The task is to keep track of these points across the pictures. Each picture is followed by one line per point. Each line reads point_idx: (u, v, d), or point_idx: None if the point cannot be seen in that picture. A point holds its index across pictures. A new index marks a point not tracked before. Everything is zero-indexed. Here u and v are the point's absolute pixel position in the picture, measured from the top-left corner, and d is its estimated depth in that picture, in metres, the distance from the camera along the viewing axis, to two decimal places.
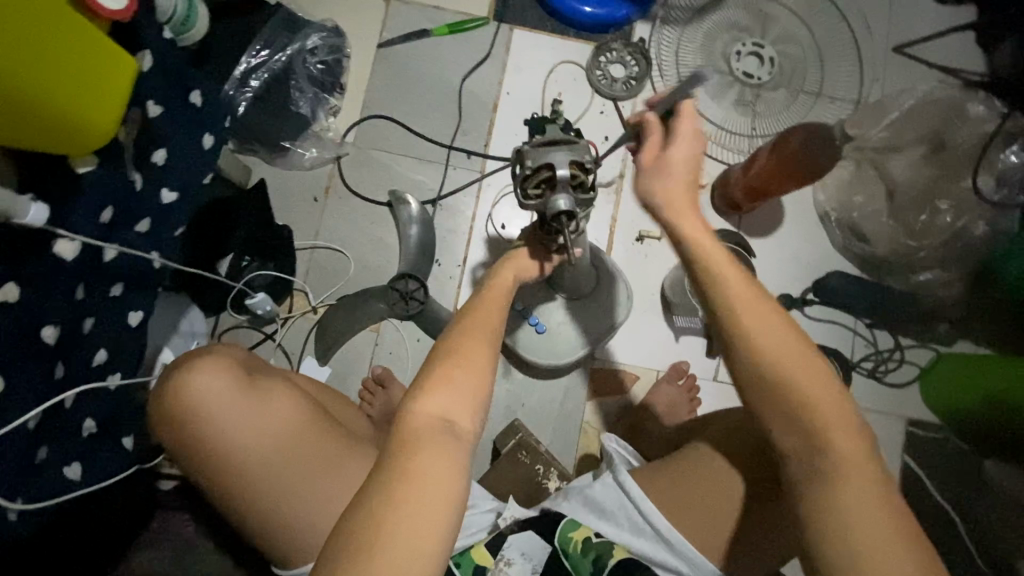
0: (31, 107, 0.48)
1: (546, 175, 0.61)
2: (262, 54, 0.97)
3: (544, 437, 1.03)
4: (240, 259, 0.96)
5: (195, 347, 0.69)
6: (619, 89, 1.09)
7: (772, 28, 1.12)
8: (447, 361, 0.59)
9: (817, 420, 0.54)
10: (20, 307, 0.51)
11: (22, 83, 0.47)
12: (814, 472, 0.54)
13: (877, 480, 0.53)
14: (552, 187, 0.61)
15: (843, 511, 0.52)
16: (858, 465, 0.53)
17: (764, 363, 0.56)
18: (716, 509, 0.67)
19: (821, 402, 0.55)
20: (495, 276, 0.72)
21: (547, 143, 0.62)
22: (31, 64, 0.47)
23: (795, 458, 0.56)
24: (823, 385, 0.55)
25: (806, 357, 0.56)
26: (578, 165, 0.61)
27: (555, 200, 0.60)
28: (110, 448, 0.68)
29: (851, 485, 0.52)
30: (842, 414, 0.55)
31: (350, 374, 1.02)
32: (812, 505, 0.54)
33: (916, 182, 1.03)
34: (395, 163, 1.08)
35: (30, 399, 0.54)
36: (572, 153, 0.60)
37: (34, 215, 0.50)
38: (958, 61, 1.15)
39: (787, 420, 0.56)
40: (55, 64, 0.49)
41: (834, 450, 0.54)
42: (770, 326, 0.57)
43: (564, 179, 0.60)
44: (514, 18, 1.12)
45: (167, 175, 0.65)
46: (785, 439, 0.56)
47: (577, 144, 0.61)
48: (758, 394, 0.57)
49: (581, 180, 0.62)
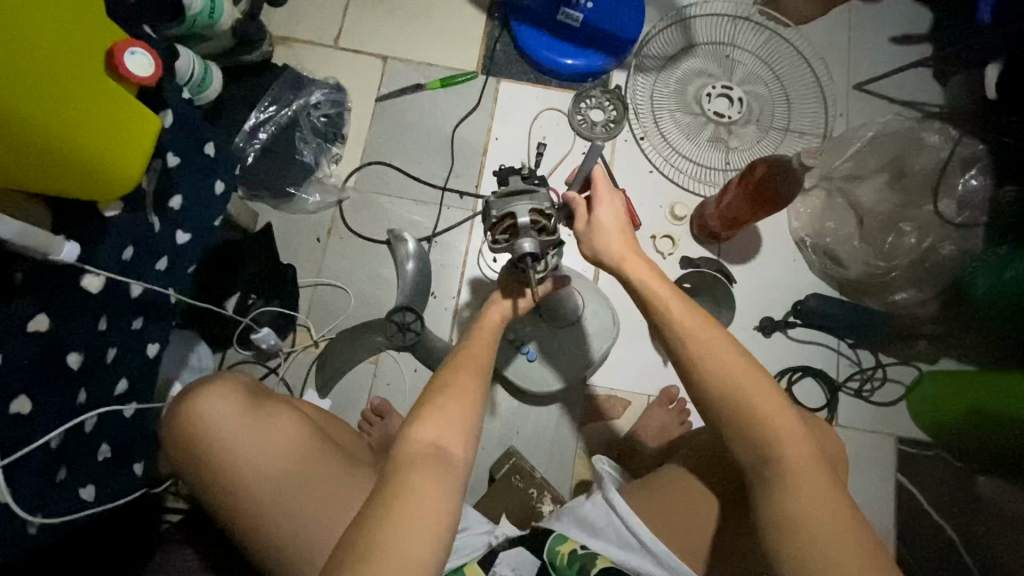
0: (72, 167, 0.55)
1: (509, 223, 0.68)
2: (269, 110, 1.10)
3: (539, 463, 1.05)
4: (246, 297, 1.02)
5: (207, 375, 0.74)
6: (598, 132, 1.18)
7: (738, 72, 1.21)
8: (441, 393, 0.64)
9: (770, 436, 0.59)
10: (50, 336, 0.57)
11: (64, 148, 0.54)
12: (772, 481, 0.58)
13: (832, 492, 0.56)
14: (516, 234, 0.68)
15: (795, 515, 0.55)
16: (812, 475, 0.57)
17: (715, 387, 0.61)
18: (696, 533, 0.69)
19: (772, 423, 0.59)
20: (483, 317, 0.77)
21: (510, 194, 0.69)
22: (74, 130, 0.54)
23: (754, 471, 0.60)
24: (773, 403, 0.60)
25: (760, 379, 0.61)
26: (539, 213, 0.68)
27: (519, 244, 0.67)
28: (122, 471, 0.73)
29: (805, 493, 0.56)
30: (794, 432, 0.59)
31: (350, 406, 1.06)
32: (769, 511, 0.57)
33: (882, 207, 1.09)
34: (392, 205, 1.16)
35: (52, 421, 0.59)
36: (532, 202, 0.67)
37: (67, 252, 0.56)
38: (918, 95, 1.22)
39: (741, 437, 0.60)
40: (94, 127, 0.56)
41: (784, 461, 0.58)
42: (719, 354, 0.62)
43: (526, 225, 0.67)
44: (501, 71, 1.22)
45: (180, 218, 0.73)
46: (743, 454, 0.61)
47: (536, 193, 0.69)
48: (721, 415, 0.61)
49: (543, 225, 0.68)
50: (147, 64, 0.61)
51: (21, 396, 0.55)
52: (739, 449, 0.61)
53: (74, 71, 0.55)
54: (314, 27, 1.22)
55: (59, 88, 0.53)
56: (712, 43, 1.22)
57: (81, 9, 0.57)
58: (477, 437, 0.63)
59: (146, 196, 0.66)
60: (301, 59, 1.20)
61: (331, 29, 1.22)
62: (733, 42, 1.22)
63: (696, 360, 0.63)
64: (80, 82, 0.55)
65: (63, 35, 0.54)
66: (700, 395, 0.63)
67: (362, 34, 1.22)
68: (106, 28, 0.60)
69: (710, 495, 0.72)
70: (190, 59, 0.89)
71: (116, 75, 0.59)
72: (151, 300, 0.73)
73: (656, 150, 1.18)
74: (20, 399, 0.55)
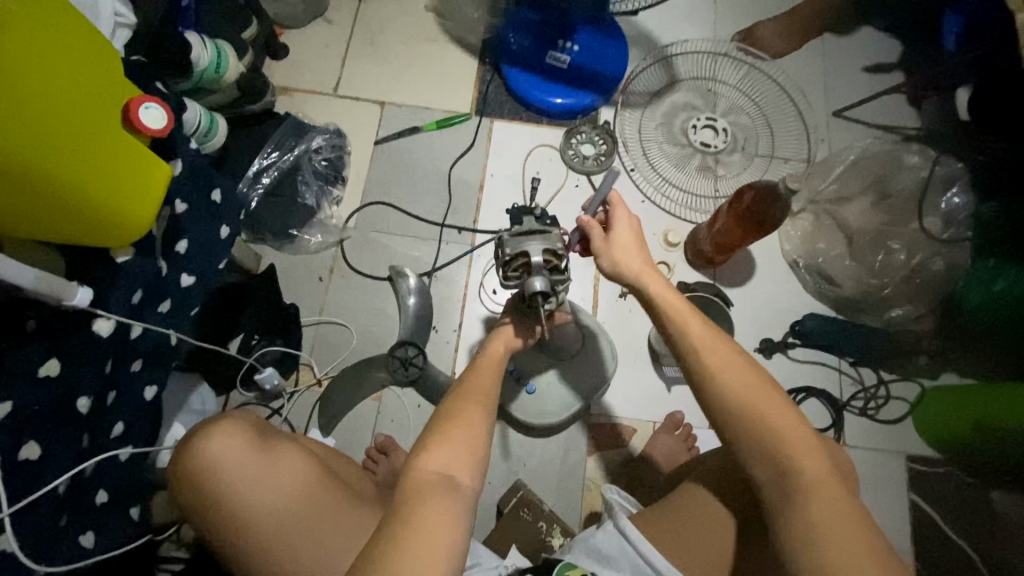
0: (94, 218, 0.58)
1: (522, 261, 0.70)
2: (272, 156, 1.14)
3: (548, 497, 1.04)
4: (249, 339, 1.03)
5: (212, 414, 0.74)
6: (590, 165, 1.22)
7: (721, 103, 1.26)
8: (448, 423, 0.65)
9: (777, 449, 0.59)
10: (60, 380, 0.58)
11: (89, 199, 0.57)
12: (789, 495, 0.58)
13: (850, 507, 0.56)
14: (529, 272, 0.70)
15: (811, 525, 0.55)
16: (827, 486, 0.57)
17: (728, 400, 0.62)
18: (718, 556, 0.68)
19: (782, 435, 0.60)
20: (486, 350, 0.78)
21: (524, 233, 0.72)
22: (97, 182, 0.57)
23: (768, 484, 0.60)
24: (787, 418, 0.61)
25: (771, 394, 0.62)
26: (551, 252, 0.71)
27: (531, 281, 0.69)
28: (121, 518, 0.72)
29: (821, 506, 0.56)
30: (808, 444, 0.59)
31: (355, 443, 1.06)
32: (785, 522, 0.57)
33: (870, 226, 1.13)
34: (393, 243, 1.18)
35: (60, 465, 0.59)
36: (546, 242, 0.70)
37: (80, 298, 0.58)
38: (894, 119, 1.27)
39: (753, 451, 0.61)
40: (114, 178, 0.59)
41: (800, 471, 0.58)
42: (729, 367, 0.63)
43: (538, 264, 0.69)
44: (494, 111, 1.27)
45: (188, 261, 0.75)
46: (758, 468, 0.61)
47: (550, 233, 0.72)
48: (731, 429, 0.62)
49: (555, 265, 0.71)
50: (160, 117, 0.64)
51: (31, 442, 0.56)
52: (746, 461, 0.62)
53: (97, 126, 0.58)
54: (313, 77, 1.27)
55: (79, 144, 0.56)
56: (695, 78, 1.27)
57: (98, 69, 0.60)
58: (484, 464, 0.64)
59: (155, 241, 0.69)
60: (303, 107, 1.25)
61: (330, 78, 1.27)
62: (714, 76, 1.28)
63: (708, 373, 0.64)
64: (102, 136, 0.59)
65: (81, 95, 0.57)
66: (713, 411, 0.64)
67: (360, 82, 1.28)
68: (122, 86, 0.63)
69: (727, 518, 0.71)
70: (197, 111, 0.93)
71: (131, 129, 0.62)
72: (153, 341, 0.74)
73: (647, 180, 1.22)
74: (29, 445, 0.55)
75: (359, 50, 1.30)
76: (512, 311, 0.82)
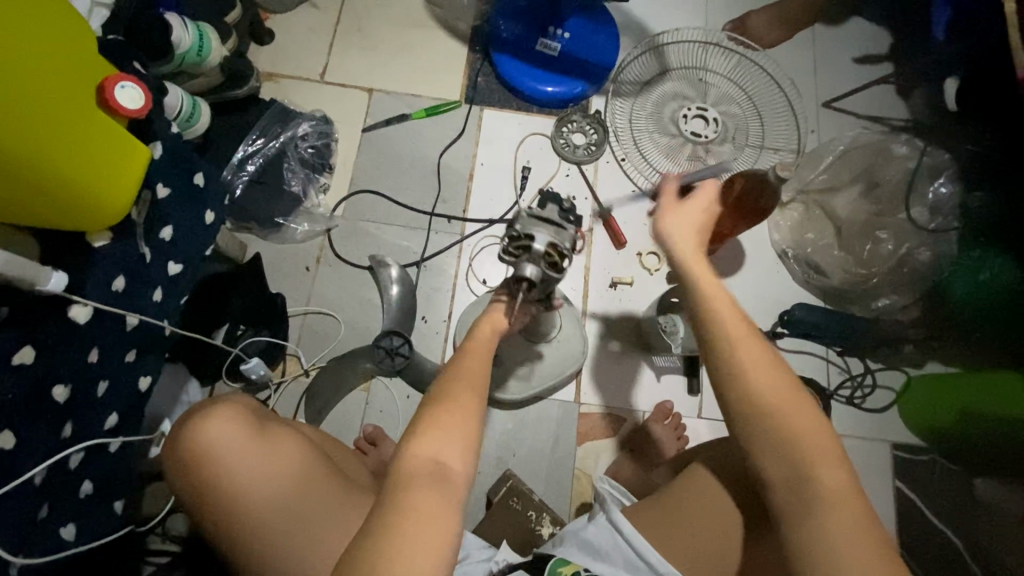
0: (75, 203, 0.57)
1: (526, 242, 0.69)
2: (257, 143, 1.14)
3: (538, 486, 1.04)
4: (235, 328, 1.03)
5: (212, 396, 0.73)
6: (581, 154, 1.21)
7: (711, 93, 1.25)
8: (439, 408, 0.62)
9: (792, 441, 0.56)
10: (35, 368, 0.57)
11: (72, 184, 0.56)
12: (803, 494, 0.55)
13: (859, 505, 0.54)
14: (526, 254, 0.69)
15: (824, 527, 0.53)
16: (835, 487, 0.55)
17: (747, 393, 0.59)
18: (723, 553, 0.68)
19: (797, 430, 0.57)
20: (472, 340, 0.72)
21: (541, 218, 0.71)
22: (76, 166, 0.56)
23: (777, 476, 0.57)
24: (802, 412, 0.58)
25: (793, 391, 0.58)
26: (556, 247, 0.69)
27: (524, 267, 0.69)
28: (100, 510, 0.72)
29: (836, 508, 0.54)
30: (824, 445, 0.56)
31: (343, 435, 1.05)
32: (793, 520, 0.56)
33: (858, 216, 1.13)
34: (382, 233, 1.17)
35: (35, 456, 0.58)
36: (554, 237, 0.69)
37: (54, 282, 0.56)
38: (883, 110, 1.28)
39: (772, 444, 0.57)
40: (93, 161, 0.58)
41: (812, 471, 0.55)
42: (760, 362, 0.60)
43: (539, 254, 0.69)
44: (484, 99, 1.25)
45: (170, 249, 0.74)
46: (767, 463, 0.58)
47: (563, 229, 0.71)
48: (740, 418, 0.59)
49: (555, 261, 0.70)
50: (137, 97, 0.62)
51: (4, 431, 0.54)
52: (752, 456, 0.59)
53: (72, 105, 0.56)
54: (298, 64, 1.25)
55: (49, 123, 0.53)
56: (686, 68, 1.26)
57: (71, 45, 0.58)
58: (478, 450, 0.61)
59: (135, 225, 0.67)
60: (288, 93, 1.22)
61: (316, 65, 1.25)
62: (705, 65, 1.26)
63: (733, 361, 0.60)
64: (78, 117, 0.57)
65: (53, 71, 0.55)
66: (727, 393, 0.60)
67: (347, 68, 1.25)
68: (97, 65, 0.61)
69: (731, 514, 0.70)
70: (178, 94, 0.91)
71: (108, 110, 0.60)
72: (147, 333, 0.74)
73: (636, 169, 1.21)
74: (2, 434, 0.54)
75: (346, 36, 1.27)
76: (506, 286, 0.76)
